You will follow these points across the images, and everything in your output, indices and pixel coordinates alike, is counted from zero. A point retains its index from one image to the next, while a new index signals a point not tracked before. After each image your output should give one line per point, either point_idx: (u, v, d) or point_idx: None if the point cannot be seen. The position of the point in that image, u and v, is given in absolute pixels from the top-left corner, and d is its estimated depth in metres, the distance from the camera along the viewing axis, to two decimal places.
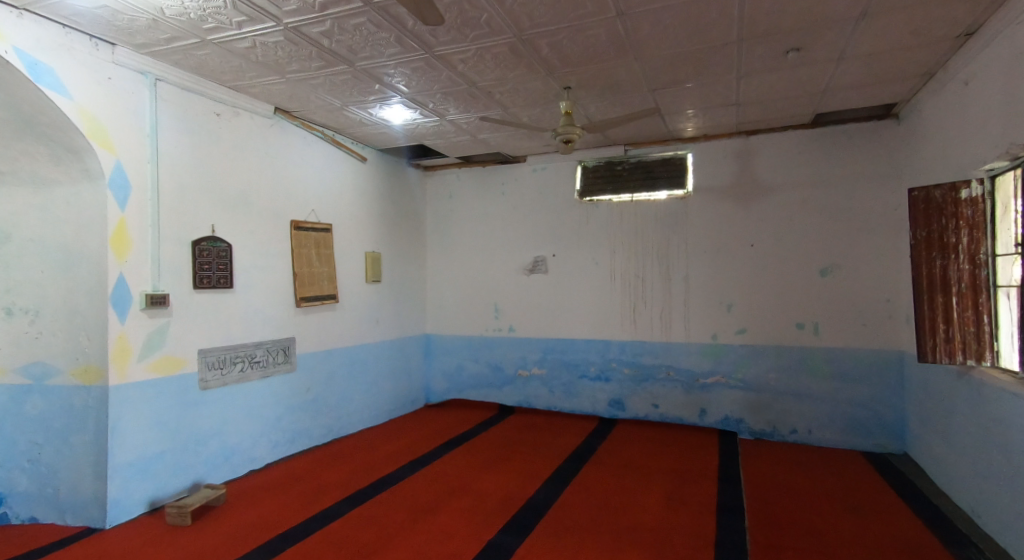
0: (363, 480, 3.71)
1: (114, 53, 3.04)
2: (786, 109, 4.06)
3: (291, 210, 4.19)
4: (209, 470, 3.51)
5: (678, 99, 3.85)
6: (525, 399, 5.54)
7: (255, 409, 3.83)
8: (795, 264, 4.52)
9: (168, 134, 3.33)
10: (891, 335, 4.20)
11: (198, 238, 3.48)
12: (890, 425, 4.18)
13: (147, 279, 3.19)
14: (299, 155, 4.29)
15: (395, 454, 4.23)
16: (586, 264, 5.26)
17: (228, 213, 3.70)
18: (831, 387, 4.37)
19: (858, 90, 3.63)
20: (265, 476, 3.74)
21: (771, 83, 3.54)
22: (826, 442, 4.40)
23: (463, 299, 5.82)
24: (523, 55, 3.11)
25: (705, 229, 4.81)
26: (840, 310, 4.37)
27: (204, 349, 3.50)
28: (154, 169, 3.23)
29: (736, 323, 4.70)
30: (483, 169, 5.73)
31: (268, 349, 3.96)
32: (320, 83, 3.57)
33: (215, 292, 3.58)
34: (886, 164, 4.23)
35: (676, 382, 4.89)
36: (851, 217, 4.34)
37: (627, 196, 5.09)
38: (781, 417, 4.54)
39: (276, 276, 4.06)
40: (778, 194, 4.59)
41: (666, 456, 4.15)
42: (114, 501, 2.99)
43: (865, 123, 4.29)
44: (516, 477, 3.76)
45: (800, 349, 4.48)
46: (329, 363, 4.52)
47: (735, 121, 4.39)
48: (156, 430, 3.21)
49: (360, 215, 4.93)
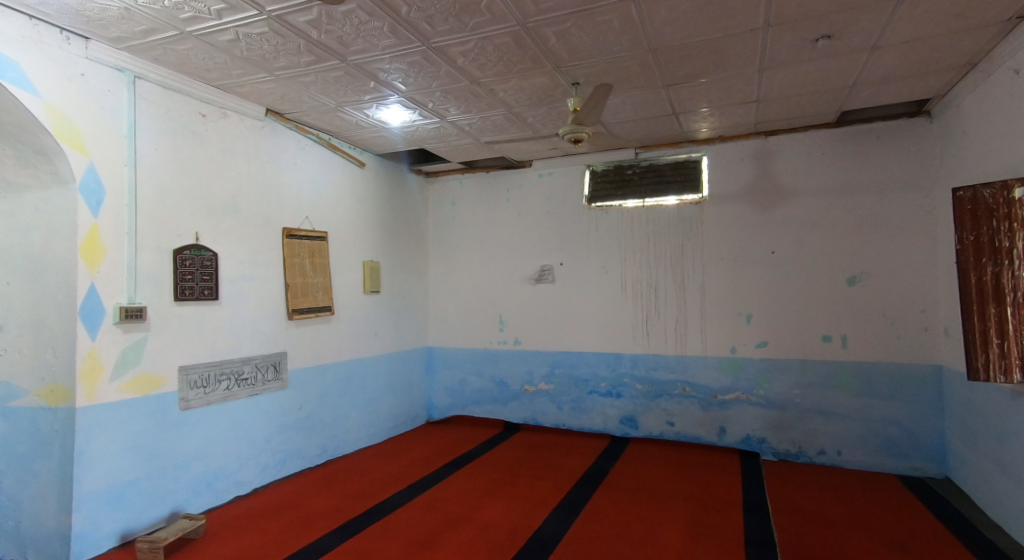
0: (355, 508, 3.44)
1: (88, 48, 2.82)
2: (810, 106, 3.80)
3: (283, 217, 3.96)
4: (189, 498, 3.25)
5: (695, 96, 3.60)
6: (531, 415, 5.25)
7: (242, 430, 3.57)
8: (820, 273, 4.23)
9: (148, 135, 3.10)
10: (928, 349, 3.89)
11: (180, 247, 3.24)
12: (928, 447, 3.87)
13: (122, 290, 2.95)
14: (292, 159, 4.06)
15: (393, 478, 3.95)
16: (596, 273, 4.99)
17: (214, 221, 3.46)
18: (860, 405, 4.07)
19: (891, 84, 3.36)
20: (251, 504, 3.47)
21: (796, 77, 3.28)
22: (857, 465, 4.09)
23: (466, 310, 5.56)
24: (528, 46, 2.87)
25: (723, 236, 4.54)
26: (870, 322, 4.07)
27: (186, 366, 3.26)
28: (131, 173, 3.00)
29: (757, 336, 4.41)
30: (487, 175, 5.49)
31: (257, 365, 3.71)
32: (311, 81, 3.34)
33: (199, 305, 3.35)
34: (919, 165, 3.95)
35: (692, 399, 4.59)
36: (881, 221, 4.05)
37: (638, 202, 4.84)
38: (808, 436, 4.22)
39: (267, 287, 3.81)
40: (801, 198, 4.31)
41: (684, 480, 3.85)
42: (80, 535, 2.73)
43: (894, 122, 4.02)
44: (523, 504, 3.47)
45: (827, 364, 4.18)
46: (324, 379, 4.26)
47: (754, 121, 4.13)
48: (129, 455, 2.95)
49: (358, 222, 4.70)
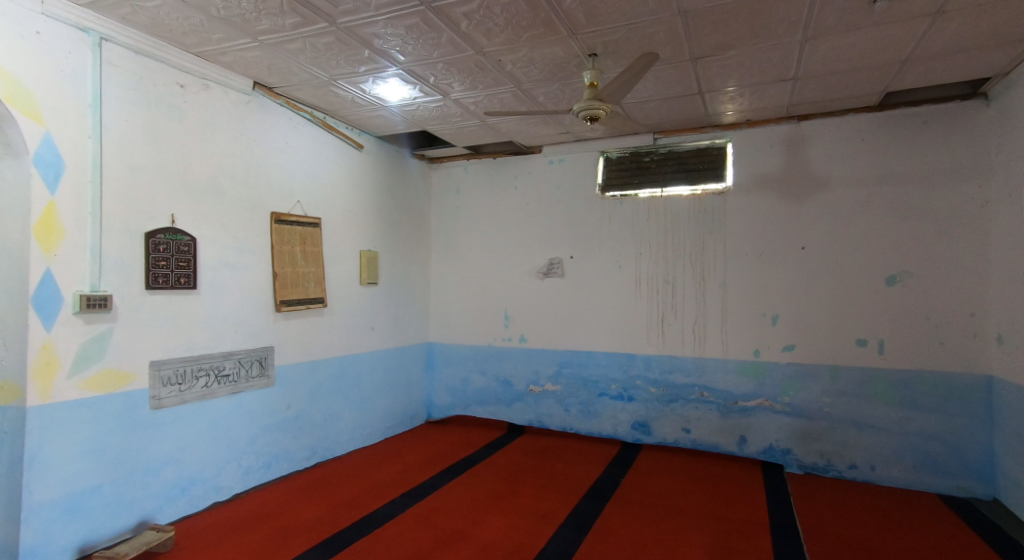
0: (342, 520, 3.14)
1: (44, 3, 2.51)
2: (852, 86, 3.43)
3: (272, 200, 3.65)
4: (159, 506, 2.96)
5: (724, 71, 3.25)
6: (537, 418, 4.93)
7: (222, 431, 3.28)
8: (855, 272, 3.86)
9: (116, 105, 2.79)
10: (977, 357, 3.53)
11: (153, 230, 2.94)
12: (974, 465, 3.52)
13: (84, 276, 2.65)
14: (282, 139, 3.75)
15: (385, 485, 3.64)
16: (608, 267, 4.65)
17: (193, 202, 3.16)
18: (898, 417, 3.72)
19: (948, 57, 2.99)
20: (228, 513, 3.17)
21: (842, 49, 2.92)
22: (892, 482, 3.74)
23: (469, 305, 5.23)
24: (541, 6, 2.53)
25: (749, 230, 4.18)
26: (911, 326, 3.71)
27: (158, 361, 2.96)
28: (96, 146, 2.70)
29: (784, 339, 4.05)
30: (494, 161, 5.15)
31: (240, 361, 3.41)
32: (299, 49, 3.02)
33: (174, 294, 3.05)
34: (971, 153, 3.58)
35: (710, 405, 4.25)
36: (926, 216, 3.68)
37: (656, 191, 4.49)
38: (838, 449, 3.88)
39: (252, 276, 3.51)
40: (836, 189, 3.94)
41: (703, 497, 3.51)
42: (31, 549, 2.45)
43: (944, 105, 3.64)
44: (526, 520, 3.16)
45: (860, 371, 3.83)
46: (315, 375, 3.96)
47: (787, 103, 3.77)
48: (90, 459, 2.66)
49: (355, 209, 4.38)
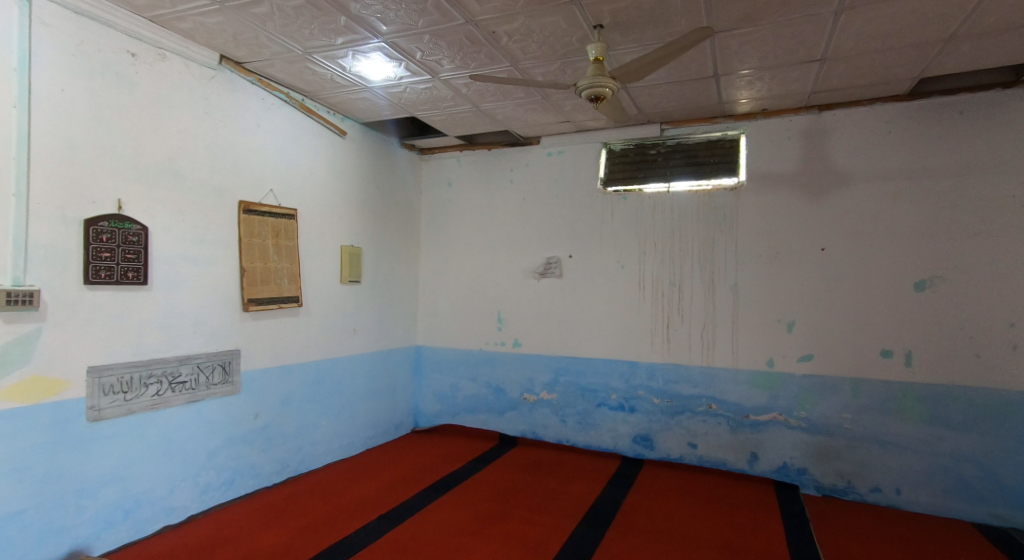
0: (309, 547, 2.78)
1: None
2: (884, 70, 3.10)
3: (240, 187, 3.29)
4: (96, 532, 2.59)
5: (746, 50, 2.90)
6: (531, 429, 4.58)
7: (176, 445, 2.92)
8: (882, 276, 3.53)
9: (49, 71, 2.43)
10: (1015, 371, 3.20)
11: (95, 217, 2.57)
12: (1012, 490, 3.19)
13: (6, 268, 2.29)
14: (254, 120, 3.38)
15: (361, 506, 3.27)
16: (609, 267, 4.30)
17: (146, 187, 2.79)
18: (927, 436, 3.38)
19: (997, 34, 2.66)
20: (180, 539, 2.80)
21: (880, 23, 2.58)
22: (920, 508, 3.40)
23: (461, 306, 4.88)
24: None
25: (763, 229, 3.84)
26: (942, 336, 3.37)
27: (98, 367, 2.60)
28: (23, 117, 2.34)
29: (801, 347, 3.71)
30: (489, 152, 4.80)
31: (199, 366, 3.03)
32: (266, 14, 2.67)
33: (120, 291, 2.68)
34: (1011, 146, 3.25)
35: (719, 418, 3.91)
36: (961, 216, 3.35)
37: (663, 186, 4.15)
38: (859, 470, 3.54)
39: (216, 271, 3.14)
40: (861, 185, 3.60)
41: (713, 522, 3.17)
42: None
43: (982, 95, 3.33)
44: (516, 549, 2.80)
45: (886, 384, 3.49)
46: (287, 382, 3.60)
47: (811, 89, 3.43)
48: (10, 481, 2.30)
49: (336, 200, 4.02)
